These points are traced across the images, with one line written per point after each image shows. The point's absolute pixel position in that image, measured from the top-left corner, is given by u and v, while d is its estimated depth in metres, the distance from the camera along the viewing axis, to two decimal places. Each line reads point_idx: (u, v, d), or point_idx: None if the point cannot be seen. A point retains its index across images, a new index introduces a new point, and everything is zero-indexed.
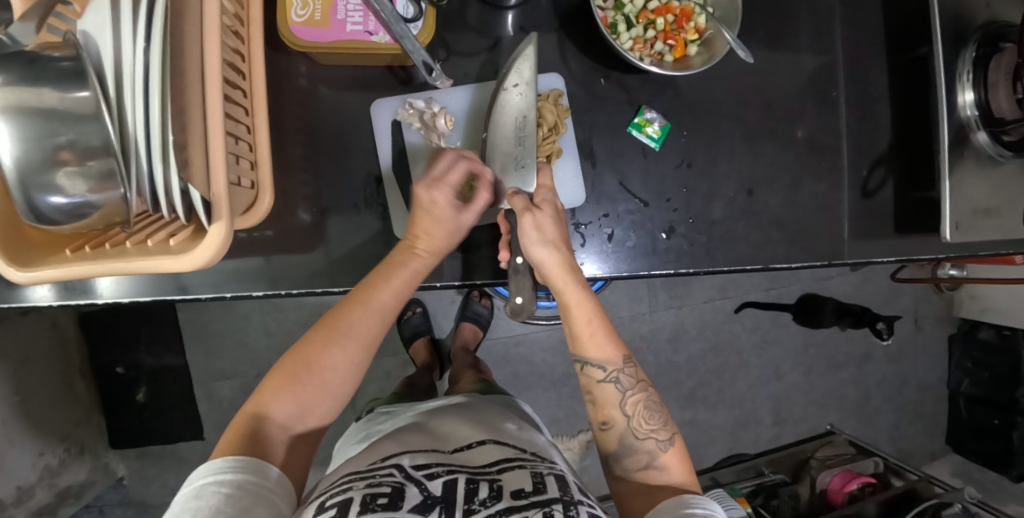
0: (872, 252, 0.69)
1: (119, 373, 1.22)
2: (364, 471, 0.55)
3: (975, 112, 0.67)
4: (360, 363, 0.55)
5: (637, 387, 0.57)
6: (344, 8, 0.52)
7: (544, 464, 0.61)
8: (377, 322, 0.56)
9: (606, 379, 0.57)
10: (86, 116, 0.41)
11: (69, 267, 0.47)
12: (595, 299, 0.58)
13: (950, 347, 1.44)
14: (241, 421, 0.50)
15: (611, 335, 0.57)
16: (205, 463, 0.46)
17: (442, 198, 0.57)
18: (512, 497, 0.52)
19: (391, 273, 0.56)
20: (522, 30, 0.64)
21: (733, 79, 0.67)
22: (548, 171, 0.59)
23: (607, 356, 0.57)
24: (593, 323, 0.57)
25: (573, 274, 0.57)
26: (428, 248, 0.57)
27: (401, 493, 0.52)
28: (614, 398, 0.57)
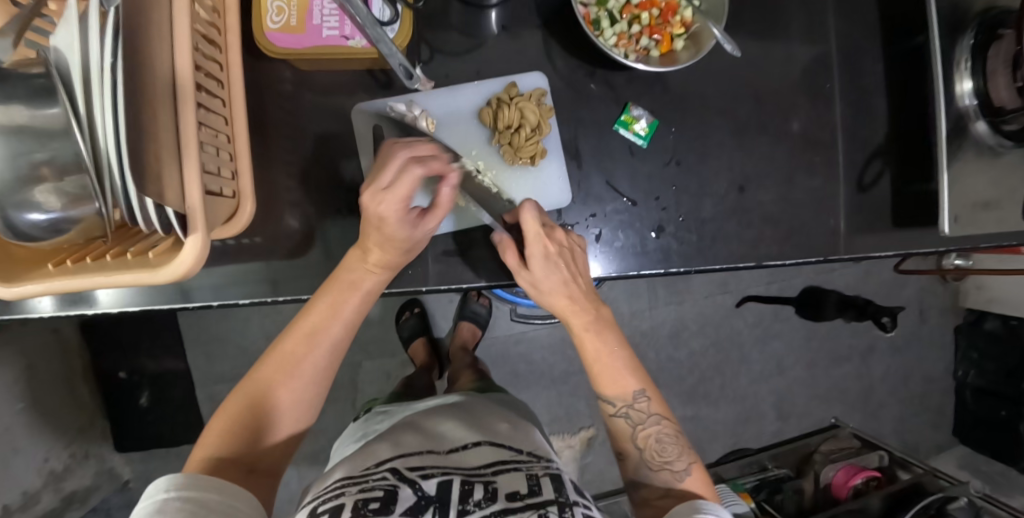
0: (869, 247, 0.68)
1: (120, 379, 1.21)
2: (357, 476, 0.55)
3: (973, 101, 0.65)
4: (314, 386, 0.57)
5: (650, 420, 0.58)
6: (320, 13, 0.53)
7: (540, 465, 0.60)
8: (330, 347, 0.57)
9: (618, 414, 0.59)
10: (57, 133, 0.42)
11: (47, 284, 0.46)
12: (612, 336, 0.60)
13: (956, 338, 1.42)
14: (197, 462, 0.51)
15: (621, 371, 0.59)
16: (160, 480, 0.46)
17: (390, 211, 0.52)
18: (506, 499, 0.52)
19: (339, 298, 0.57)
20: (505, 28, 0.63)
21: (722, 73, 0.66)
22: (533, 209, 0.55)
23: (618, 393, 0.59)
24: (605, 361, 0.59)
25: (580, 315, 0.60)
26: (380, 264, 0.56)
27: (394, 496, 0.52)
28: (627, 431, 0.59)
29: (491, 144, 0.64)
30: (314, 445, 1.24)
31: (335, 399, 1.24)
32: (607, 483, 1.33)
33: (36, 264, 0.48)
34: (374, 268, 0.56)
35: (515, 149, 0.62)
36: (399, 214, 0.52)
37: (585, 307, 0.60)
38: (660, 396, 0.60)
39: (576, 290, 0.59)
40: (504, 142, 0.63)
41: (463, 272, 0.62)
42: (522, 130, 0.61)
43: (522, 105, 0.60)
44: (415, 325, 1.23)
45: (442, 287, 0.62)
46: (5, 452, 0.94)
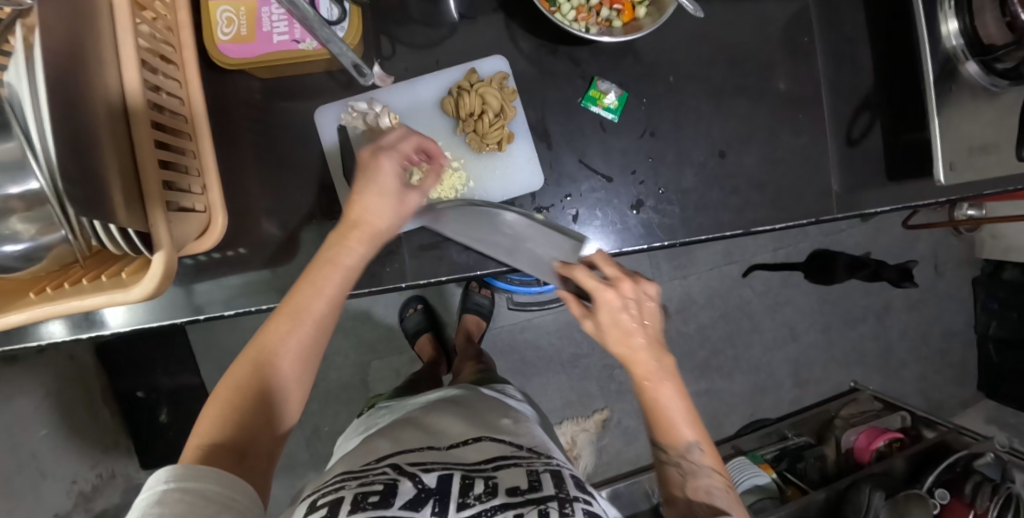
0: (863, 204, 0.65)
1: (140, 398, 1.24)
2: (357, 471, 0.54)
3: (960, 42, 0.61)
4: (300, 374, 0.53)
5: (706, 474, 0.52)
6: (269, 20, 0.53)
7: (540, 461, 0.59)
8: (316, 330, 0.53)
9: (671, 461, 0.53)
10: (17, 167, 0.41)
11: (31, 312, 0.47)
12: (674, 375, 0.51)
13: (975, 290, 1.38)
14: (189, 454, 0.46)
15: (682, 416, 0.51)
16: (160, 470, 0.43)
17: (390, 164, 0.54)
18: (507, 494, 0.50)
19: (324, 274, 0.53)
20: (465, 15, 0.62)
21: (692, 39, 0.63)
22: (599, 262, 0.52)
23: (673, 439, 0.52)
24: (665, 410, 0.51)
25: (645, 359, 0.49)
26: (364, 238, 0.54)
27: (394, 488, 0.50)
28: (677, 481, 0.52)
29: (457, 134, 0.63)
30: (331, 447, 1.26)
31: (347, 401, 1.25)
32: (626, 464, 1.32)
33: (19, 294, 0.49)
34: (361, 242, 0.54)
35: (480, 136, 0.61)
36: (395, 167, 0.54)
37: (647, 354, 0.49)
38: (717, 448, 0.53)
39: (642, 338, 0.49)
40: (469, 130, 0.62)
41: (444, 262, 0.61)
42: (485, 116, 0.60)
43: (483, 90, 0.59)
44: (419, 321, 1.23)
45: (422, 282, 0.61)
46: (33, 477, 0.98)
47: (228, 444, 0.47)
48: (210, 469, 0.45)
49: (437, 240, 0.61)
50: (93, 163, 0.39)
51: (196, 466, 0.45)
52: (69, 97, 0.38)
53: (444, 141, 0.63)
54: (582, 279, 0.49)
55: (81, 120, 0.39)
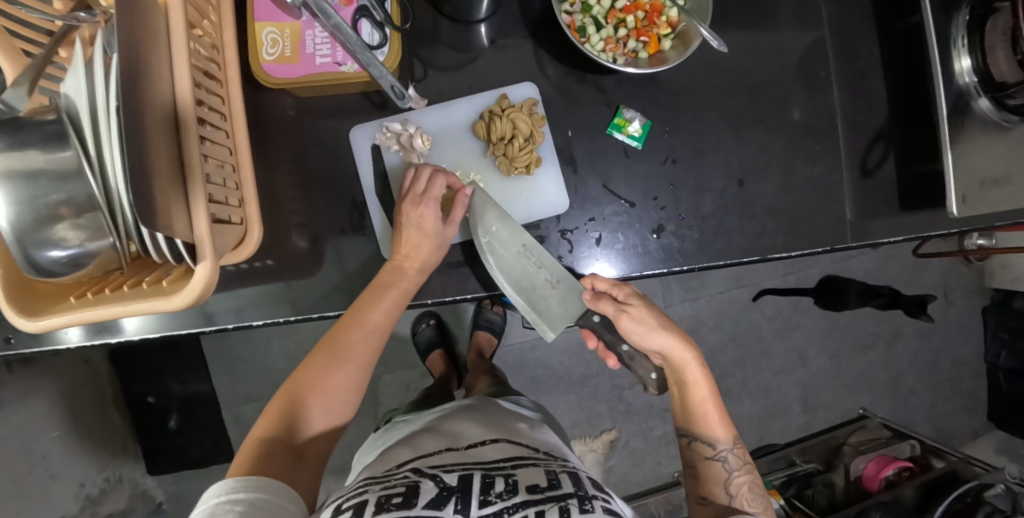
0: (878, 233, 0.67)
1: (151, 404, 1.23)
2: (378, 477, 0.55)
3: (975, 78, 0.64)
4: (358, 383, 0.59)
5: (743, 469, 0.59)
6: (312, 43, 0.57)
7: (557, 463, 0.60)
8: (374, 342, 0.59)
9: (714, 457, 0.59)
10: (71, 174, 0.43)
11: (72, 315, 0.49)
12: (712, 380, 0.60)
13: (984, 319, 1.39)
14: (251, 446, 0.51)
15: (724, 417, 0.60)
16: (216, 483, 0.45)
17: (430, 213, 0.59)
18: (528, 491, 0.51)
19: (385, 293, 0.58)
20: (495, 41, 0.64)
21: (714, 71, 0.66)
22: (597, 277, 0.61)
23: (715, 435, 0.59)
24: (707, 406, 0.59)
25: (690, 350, 0.59)
26: (416, 265, 0.59)
27: (416, 490, 0.51)
28: (721, 475, 0.58)
29: (487, 156, 0.66)
30: (340, 460, 1.26)
31: (356, 414, 1.26)
32: (632, 485, 1.32)
33: (61, 297, 0.51)
34: (414, 269, 0.59)
35: (510, 159, 0.63)
36: (435, 215, 0.59)
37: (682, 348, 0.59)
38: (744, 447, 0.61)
39: (693, 355, 0.59)
40: (499, 153, 0.64)
41: (466, 283, 0.64)
42: (515, 141, 0.62)
43: (514, 115, 0.61)
44: (431, 337, 1.24)
45: (447, 300, 0.63)
46: (44, 478, 0.99)
47: (286, 442, 0.52)
48: (271, 469, 0.49)
49: (464, 259, 0.64)
50: (151, 173, 0.41)
51: (260, 459, 0.49)
52: (132, 112, 0.40)
53: (473, 163, 0.66)
54: (598, 281, 0.61)
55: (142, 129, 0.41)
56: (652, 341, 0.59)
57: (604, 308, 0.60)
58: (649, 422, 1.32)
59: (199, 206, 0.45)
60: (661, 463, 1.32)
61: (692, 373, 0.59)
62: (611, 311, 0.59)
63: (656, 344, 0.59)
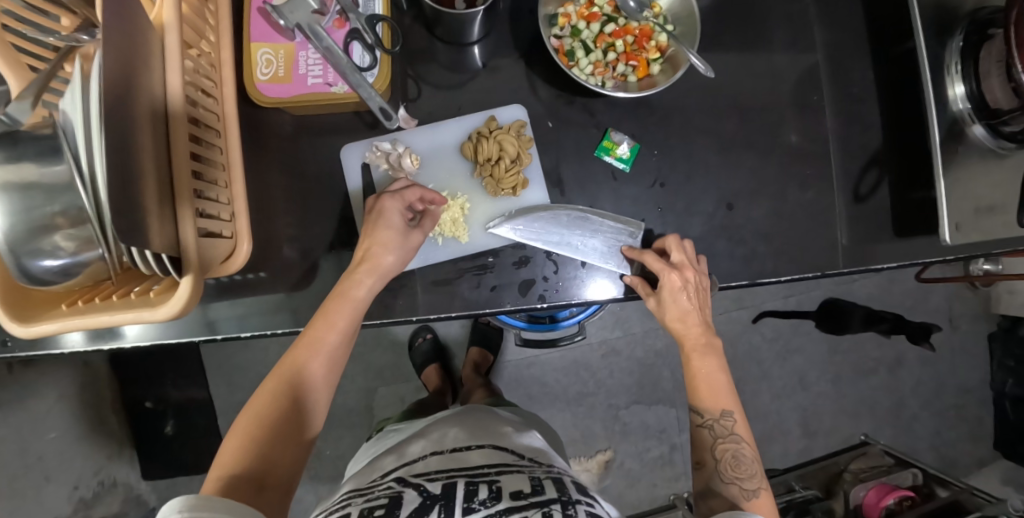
0: (870, 259, 0.67)
1: (148, 408, 1.25)
2: (363, 489, 0.56)
3: (967, 104, 0.64)
4: (315, 405, 0.58)
5: (732, 438, 0.59)
6: (305, 64, 0.58)
7: (542, 469, 0.59)
8: (330, 361, 0.58)
9: (702, 425, 0.60)
10: (64, 188, 0.44)
11: (61, 323, 0.50)
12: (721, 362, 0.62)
13: (990, 346, 1.36)
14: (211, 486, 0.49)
15: (727, 391, 0.61)
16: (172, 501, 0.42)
17: (392, 205, 0.59)
18: (511, 498, 0.50)
19: (337, 309, 0.57)
20: (488, 63, 0.65)
21: (705, 94, 0.66)
22: (652, 259, 0.60)
23: (711, 405, 0.60)
24: (706, 379, 0.61)
25: (702, 334, 0.63)
26: (370, 271, 0.58)
27: (399, 501, 0.51)
28: (706, 441, 0.59)
29: (475, 177, 0.66)
30: (332, 472, 1.26)
31: (350, 427, 1.26)
32: (627, 507, 1.30)
33: (51, 305, 0.52)
34: (370, 275, 0.58)
35: (496, 180, 0.64)
36: (398, 212, 0.59)
37: (700, 331, 0.63)
38: (746, 420, 0.60)
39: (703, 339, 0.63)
40: (486, 174, 0.64)
41: (451, 301, 0.63)
42: (502, 162, 0.62)
43: (501, 136, 0.62)
44: (426, 351, 1.24)
45: (432, 316, 0.62)
46: None
47: (248, 474, 0.50)
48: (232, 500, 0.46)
49: (451, 276, 0.63)
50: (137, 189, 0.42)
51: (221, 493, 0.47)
52: (121, 128, 0.41)
53: (460, 183, 0.67)
54: (650, 262, 0.60)
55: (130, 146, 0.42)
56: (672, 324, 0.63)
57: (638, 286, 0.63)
58: (645, 443, 1.30)
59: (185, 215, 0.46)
60: (656, 484, 1.30)
61: (689, 352, 0.63)
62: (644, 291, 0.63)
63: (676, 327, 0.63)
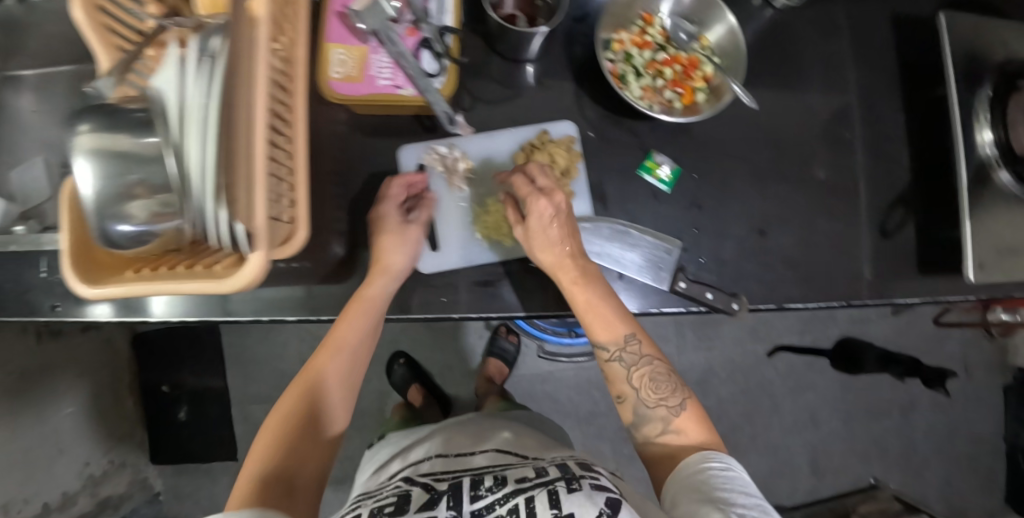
0: (893, 292, 0.69)
1: (163, 392, 1.30)
2: (371, 493, 0.58)
3: (994, 150, 0.66)
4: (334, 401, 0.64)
5: (642, 361, 0.62)
6: (377, 66, 0.62)
7: (546, 459, 0.61)
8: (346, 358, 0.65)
9: (612, 359, 0.63)
10: (151, 158, 0.47)
11: (130, 286, 0.53)
12: (603, 290, 0.61)
13: (1005, 397, 1.36)
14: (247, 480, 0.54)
15: (617, 318, 0.61)
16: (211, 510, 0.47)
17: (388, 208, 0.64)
18: (517, 482, 0.53)
19: (352, 314, 0.62)
20: (540, 80, 0.69)
21: (744, 125, 0.70)
22: (519, 181, 0.62)
23: (612, 336, 0.62)
24: (596, 311, 0.61)
25: (578, 268, 0.61)
26: (381, 271, 0.62)
27: (408, 498, 0.53)
28: (621, 374, 0.63)
29: None
30: (340, 471, 1.27)
31: (362, 427, 1.27)
32: None
33: (117, 270, 0.56)
34: (381, 277, 0.62)
35: None
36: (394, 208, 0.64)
37: (571, 263, 0.61)
38: (651, 339, 0.64)
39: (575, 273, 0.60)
40: None
41: (493, 301, 0.65)
42: (551, 174, 0.66)
43: (553, 149, 0.66)
44: (405, 374, 1.24)
45: (472, 315, 0.65)
46: (52, 451, 1.02)
47: (279, 472, 0.55)
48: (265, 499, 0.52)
49: (490, 279, 0.66)
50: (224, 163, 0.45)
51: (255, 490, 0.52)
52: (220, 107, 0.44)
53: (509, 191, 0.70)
54: (521, 186, 0.61)
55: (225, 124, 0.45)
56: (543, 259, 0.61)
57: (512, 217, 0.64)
58: None
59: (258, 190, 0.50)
60: None
61: (569, 287, 0.60)
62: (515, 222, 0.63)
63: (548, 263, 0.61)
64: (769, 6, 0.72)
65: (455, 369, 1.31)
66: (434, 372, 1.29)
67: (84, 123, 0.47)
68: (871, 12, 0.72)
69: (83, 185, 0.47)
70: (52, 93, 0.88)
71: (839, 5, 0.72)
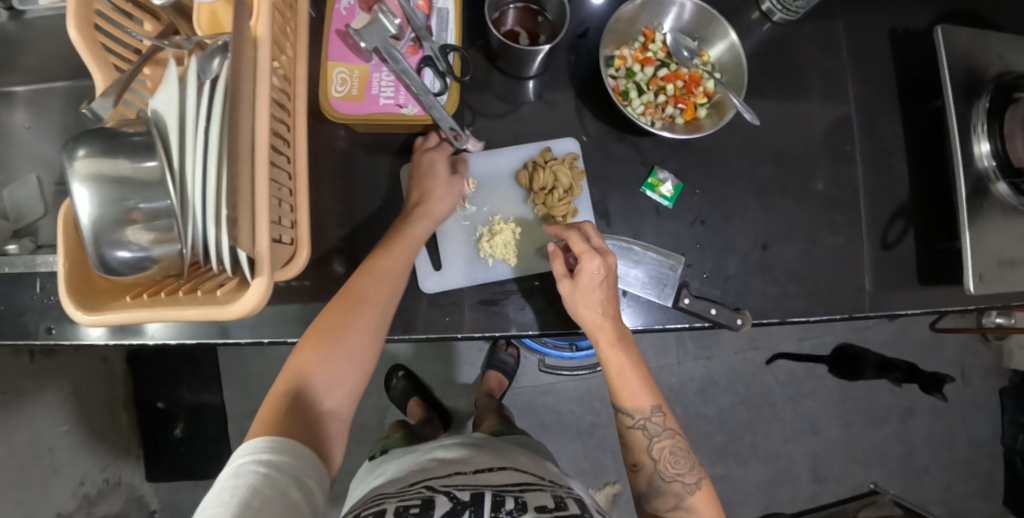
0: (895, 305, 0.69)
1: (159, 409, 1.27)
2: (394, 492, 0.59)
3: (992, 162, 0.67)
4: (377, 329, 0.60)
5: (664, 435, 0.64)
6: (378, 85, 0.62)
7: (563, 490, 0.62)
8: (387, 288, 0.60)
9: (635, 426, 0.65)
10: (151, 184, 0.46)
11: (127, 313, 0.52)
12: (635, 356, 0.65)
13: (1002, 401, 1.37)
14: (278, 399, 0.57)
15: (646, 387, 0.65)
16: (246, 442, 0.50)
17: (438, 157, 0.65)
18: (537, 511, 0.53)
19: (394, 248, 0.62)
20: (542, 96, 0.69)
21: (745, 139, 0.70)
22: (576, 239, 0.61)
23: (638, 405, 0.65)
24: (625, 378, 0.65)
25: (614, 330, 0.63)
26: (425, 213, 0.64)
27: (432, 503, 0.54)
28: (642, 442, 0.64)
29: (527, 203, 0.70)
30: (340, 486, 1.26)
31: (361, 442, 1.26)
32: None
33: (116, 295, 0.55)
34: (424, 219, 0.64)
35: (548, 208, 0.67)
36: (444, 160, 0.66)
37: (612, 326, 0.63)
38: (673, 414, 0.67)
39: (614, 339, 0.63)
40: (539, 202, 0.67)
41: (496, 321, 0.65)
42: (556, 192, 0.65)
43: (557, 167, 0.65)
44: (404, 389, 1.23)
45: (477, 335, 0.64)
46: (45, 471, 1.00)
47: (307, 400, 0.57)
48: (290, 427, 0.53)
49: (496, 297, 0.66)
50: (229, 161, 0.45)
51: (283, 416, 0.54)
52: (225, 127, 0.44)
53: (512, 207, 0.70)
54: (574, 242, 0.61)
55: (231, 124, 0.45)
56: (580, 314, 0.62)
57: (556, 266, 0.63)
58: None
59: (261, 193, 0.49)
60: None
61: (607, 349, 0.64)
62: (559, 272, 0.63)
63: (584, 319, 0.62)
64: (768, 21, 0.72)
65: (456, 381, 1.30)
66: (434, 386, 1.29)
67: (83, 148, 0.46)
68: (868, 26, 0.73)
69: (82, 211, 0.46)
70: (50, 110, 0.87)
71: (837, 19, 0.73)
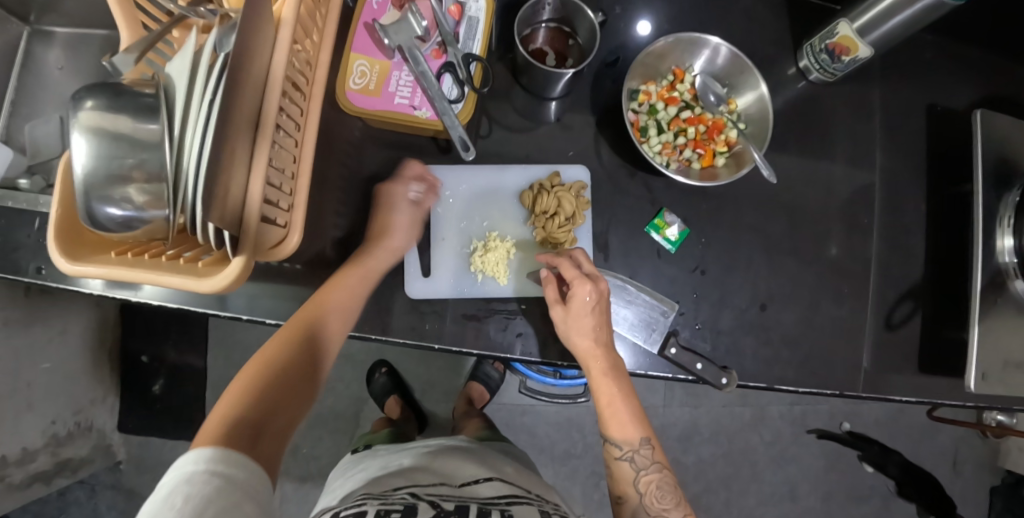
0: (889, 389, 0.66)
1: (143, 363, 1.29)
2: (376, 492, 0.57)
3: (1013, 258, 0.64)
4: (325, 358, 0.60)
5: (652, 467, 0.63)
6: (396, 83, 0.62)
7: (548, 507, 0.61)
8: (342, 319, 0.59)
9: (622, 457, 0.64)
10: (151, 145, 0.43)
11: (106, 269, 0.50)
12: (625, 382, 0.63)
13: (991, 499, 1.32)
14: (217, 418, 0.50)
15: (635, 418, 0.63)
16: (188, 453, 0.46)
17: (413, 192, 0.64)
18: None
19: (354, 274, 0.61)
20: (561, 118, 0.68)
21: (760, 194, 0.68)
22: (568, 264, 0.60)
23: (627, 436, 0.63)
24: (614, 408, 0.63)
25: (600, 358, 0.61)
26: (392, 246, 0.63)
27: (413, 510, 0.52)
28: (629, 476, 0.63)
29: (527, 224, 0.69)
30: (303, 470, 1.24)
31: (334, 430, 1.25)
32: None
33: (99, 250, 0.53)
34: (388, 252, 0.63)
35: (547, 233, 0.65)
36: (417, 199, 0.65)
37: (602, 353, 0.61)
38: (662, 448, 0.65)
39: (604, 365, 0.61)
40: (538, 225, 0.66)
41: (477, 338, 0.64)
42: (557, 217, 0.64)
43: (561, 194, 0.64)
44: (385, 386, 1.21)
45: (453, 349, 0.63)
46: (20, 408, 0.98)
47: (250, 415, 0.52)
48: (234, 442, 0.48)
49: (480, 313, 0.65)
50: (225, 140, 0.44)
51: (227, 430, 0.49)
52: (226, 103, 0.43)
53: (510, 226, 0.69)
54: (565, 269, 0.60)
55: (232, 105, 0.44)
56: (573, 340, 0.60)
57: (550, 292, 0.62)
58: None
59: (258, 161, 0.48)
60: None
61: (597, 378, 0.62)
62: (553, 298, 0.62)
63: (577, 345, 0.60)
64: (803, 79, 0.70)
65: (437, 386, 1.29)
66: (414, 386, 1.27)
67: (89, 99, 0.44)
68: (906, 99, 0.71)
69: (77, 163, 0.44)
70: (85, 56, 0.84)
71: (874, 87, 0.71)
